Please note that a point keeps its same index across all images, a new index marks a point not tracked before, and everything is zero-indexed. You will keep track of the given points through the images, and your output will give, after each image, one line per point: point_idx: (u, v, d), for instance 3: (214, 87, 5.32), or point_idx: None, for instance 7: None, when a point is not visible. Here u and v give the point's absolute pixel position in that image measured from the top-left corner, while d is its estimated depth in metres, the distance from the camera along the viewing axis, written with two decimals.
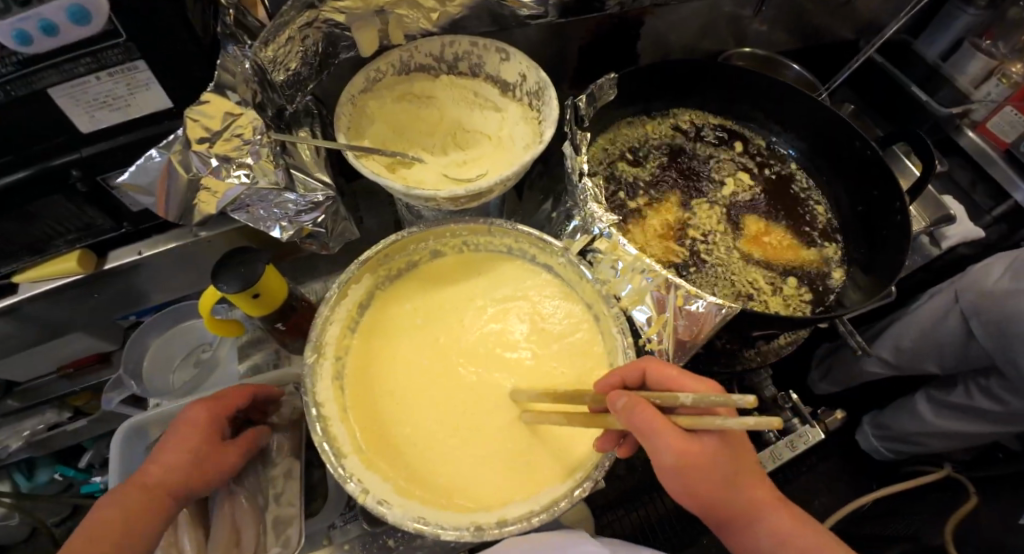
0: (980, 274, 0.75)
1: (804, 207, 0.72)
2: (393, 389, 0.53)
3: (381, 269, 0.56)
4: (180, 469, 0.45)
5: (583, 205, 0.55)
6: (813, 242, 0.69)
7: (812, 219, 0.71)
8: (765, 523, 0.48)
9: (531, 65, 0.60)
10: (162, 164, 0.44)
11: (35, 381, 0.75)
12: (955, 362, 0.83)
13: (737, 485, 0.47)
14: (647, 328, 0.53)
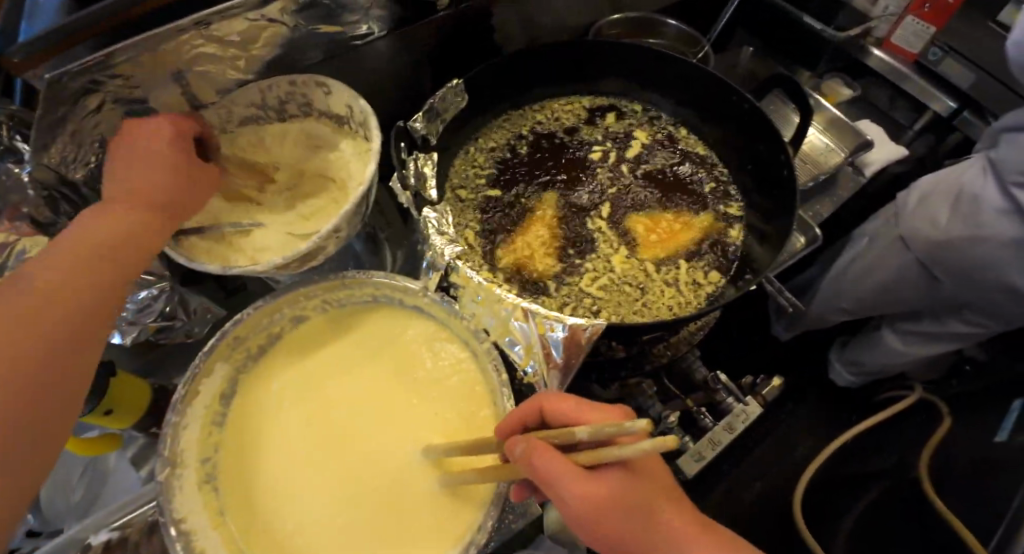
0: (922, 211, 0.68)
1: (696, 173, 0.68)
2: (271, 478, 0.50)
3: (236, 354, 0.52)
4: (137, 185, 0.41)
5: (427, 239, 0.51)
6: (710, 211, 0.65)
7: (705, 185, 0.67)
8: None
9: (350, 95, 0.55)
10: None
11: None
12: (919, 301, 0.78)
13: (647, 521, 0.40)
14: (522, 360, 0.49)
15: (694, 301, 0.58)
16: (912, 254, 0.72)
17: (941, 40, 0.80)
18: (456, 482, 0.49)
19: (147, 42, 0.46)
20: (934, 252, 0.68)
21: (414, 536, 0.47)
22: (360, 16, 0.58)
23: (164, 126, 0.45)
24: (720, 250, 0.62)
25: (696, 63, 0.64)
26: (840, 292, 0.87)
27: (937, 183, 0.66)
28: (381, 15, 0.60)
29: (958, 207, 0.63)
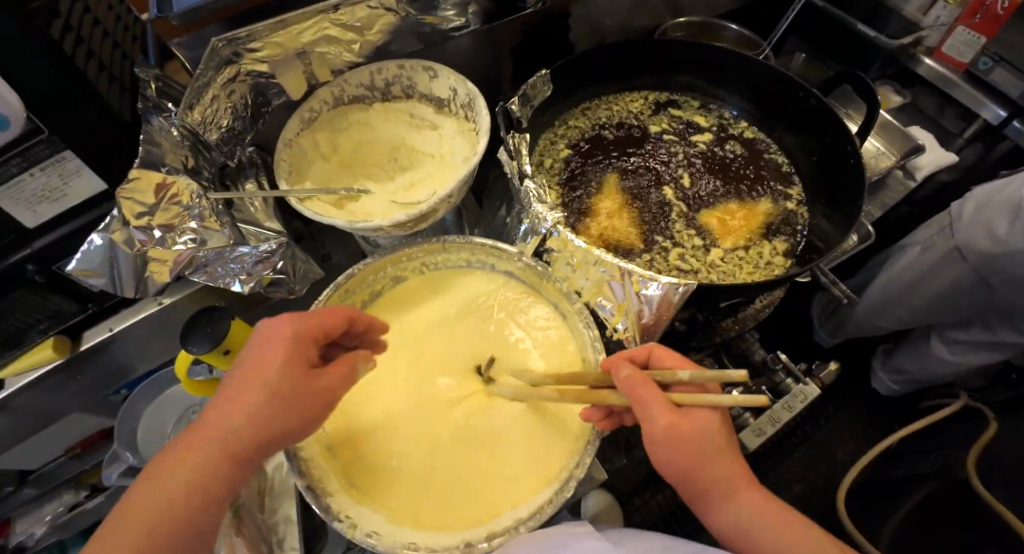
0: (981, 219, 0.69)
1: (760, 163, 0.72)
2: (372, 419, 0.53)
3: (345, 306, 0.57)
4: (261, 393, 0.37)
5: (528, 207, 0.55)
6: (775, 197, 0.69)
7: (769, 173, 0.71)
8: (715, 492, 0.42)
9: (457, 78, 0.60)
10: (105, 246, 0.45)
11: (45, 467, 0.78)
12: (973, 307, 0.79)
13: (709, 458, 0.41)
14: (613, 319, 0.54)
15: (766, 277, 0.62)
16: (968, 264, 0.73)
17: (991, 49, 0.82)
18: (547, 427, 0.53)
19: (286, 21, 0.52)
20: (990, 261, 0.69)
21: (508, 477, 0.50)
22: (457, 11, 0.64)
23: (282, 342, 0.39)
24: (783, 236, 0.66)
25: (763, 60, 0.69)
26: (895, 295, 0.88)
27: (998, 194, 0.67)
28: (477, 9, 0.65)
29: (1016, 220, 0.63)
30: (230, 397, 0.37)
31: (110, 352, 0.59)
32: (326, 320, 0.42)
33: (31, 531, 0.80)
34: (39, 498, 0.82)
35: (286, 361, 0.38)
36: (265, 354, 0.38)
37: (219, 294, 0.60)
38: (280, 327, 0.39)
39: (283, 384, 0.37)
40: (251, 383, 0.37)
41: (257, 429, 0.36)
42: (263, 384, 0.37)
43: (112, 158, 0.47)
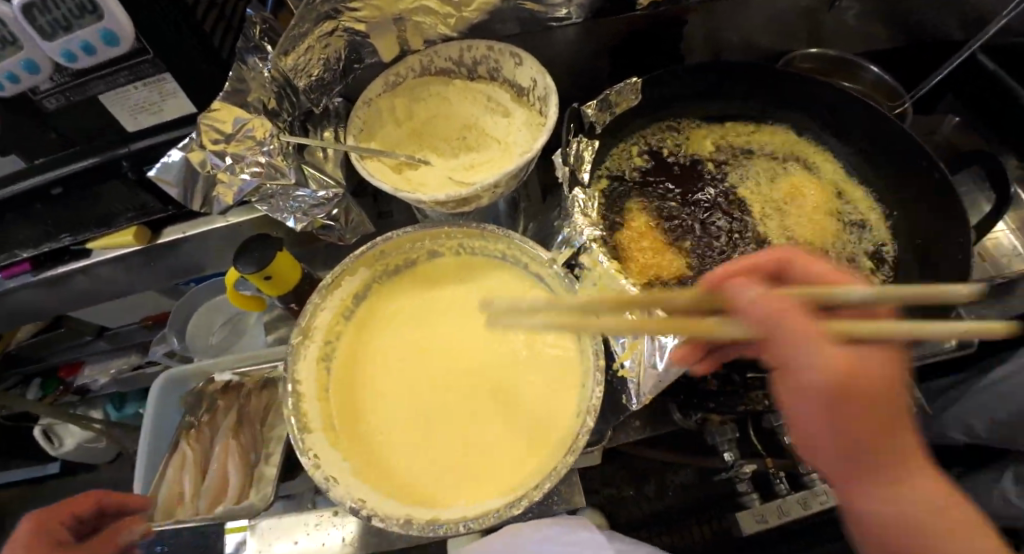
0: None
1: (855, 227, 0.62)
2: (370, 375, 0.57)
3: (378, 265, 0.59)
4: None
5: (571, 216, 0.54)
6: (859, 269, 0.59)
7: (862, 241, 0.61)
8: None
9: (539, 70, 0.59)
10: (182, 163, 0.50)
11: (123, 327, 0.93)
12: None
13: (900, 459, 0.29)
14: (621, 353, 0.52)
15: None
16: None
17: None
18: (523, 435, 0.52)
19: None
20: None
21: (470, 474, 0.51)
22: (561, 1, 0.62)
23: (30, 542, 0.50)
24: None
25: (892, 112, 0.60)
26: None
27: None
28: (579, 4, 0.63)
29: None
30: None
31: (181, 249, 0.68)
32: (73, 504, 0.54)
33: (97, 378, 0.97)
34: (110, 352, 0.97)
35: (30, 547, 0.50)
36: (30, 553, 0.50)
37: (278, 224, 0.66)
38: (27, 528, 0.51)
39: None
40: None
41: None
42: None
43: (206, 85, 0.52)
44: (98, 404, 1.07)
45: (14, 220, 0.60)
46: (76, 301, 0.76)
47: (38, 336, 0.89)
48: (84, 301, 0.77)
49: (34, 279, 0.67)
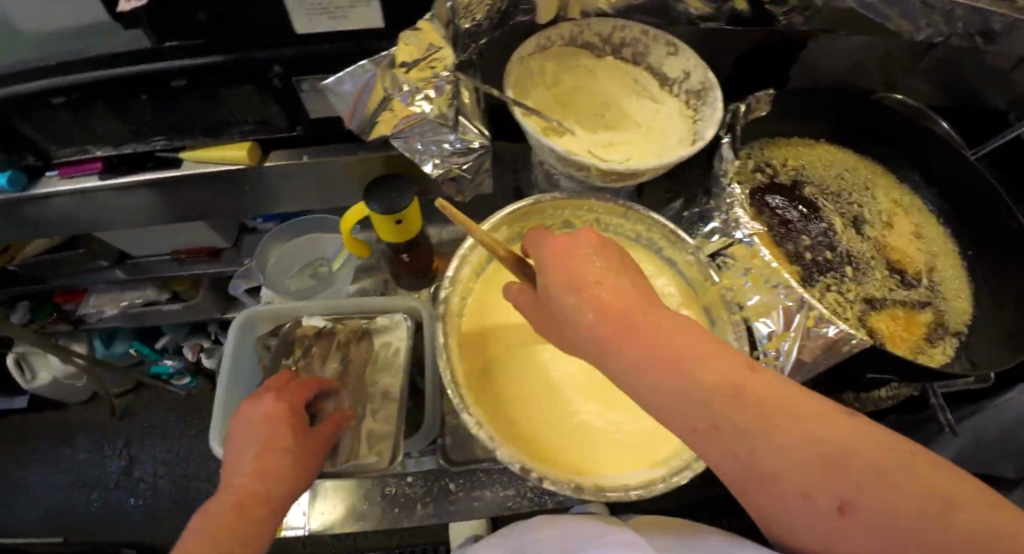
0: None
1: (937, 257, 0.69)
2: (502, 338, 0.54)
3: (518, 227, 0.59)
4: (254, 468, 0.42)
5: (729, 208, 0.56)
6: (943, 294, 0.66)
7: (943, 269, 0.68)
8: (865, 462, 0.28)
9: (699, 64, 0.60)
10: (368, 78, 0.46)
11: (151, 258, 0.88)
12: None
13: (639, 334, 0.35)
14: (766, 341, 0.54)
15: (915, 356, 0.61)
16: None
17: None
18: None
19: None
20: None
21: (617, 443, 0.50)
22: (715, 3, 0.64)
23: (271, 411, 0.46)
24: (943, 335, 0.63)
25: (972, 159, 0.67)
26: None
27: None
28: (728, 9, 0.65)
29: None
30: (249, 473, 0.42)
31: (279, 177, 0.62)
32: (301, 391, 0.50)
33: (102, 308, 0.92)
34: (124, 283, 0.91)
35: (277, 422, 0.45)
36: (262, 420, 0.45)
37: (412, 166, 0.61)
38: (269, 402, 0.47)
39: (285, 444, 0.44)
40: (279, 445, 0.44)
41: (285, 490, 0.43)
42: (274, 452, 0.43)
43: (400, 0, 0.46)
44: (86, 337, 1.04)
45: (103, 108, 0.53)
46: (126, 220, 0.71)
47: (48, 254, 0.82)
48: (134, 221, 0.71)
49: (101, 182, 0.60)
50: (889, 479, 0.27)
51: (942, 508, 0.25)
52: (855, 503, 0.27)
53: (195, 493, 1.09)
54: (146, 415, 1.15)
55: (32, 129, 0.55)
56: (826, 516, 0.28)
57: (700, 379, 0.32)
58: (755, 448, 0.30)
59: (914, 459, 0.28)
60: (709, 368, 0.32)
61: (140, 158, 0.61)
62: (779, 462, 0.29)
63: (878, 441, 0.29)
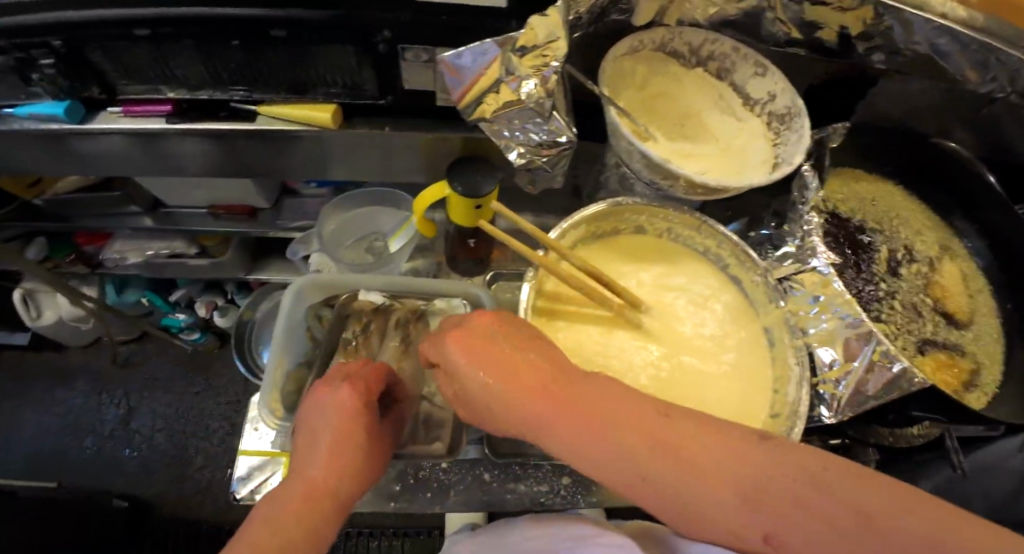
0: None
1: (978, 307, 0.71)
2: (570, 340, 0.55)
3: (595, 226, 0.59)
4: (330, 467, 0.43)
5: (805, 235, 0.57)
6: (978, 341, 0.69)
7: (982, 317, 0.70)
8: (779, 492, 0.32)
9: (787, 88, 0.60)
10: (489, 59, 0.46)
11: (185, 209, 0.85)
12: None
13: (554, 405, 0.38)
14: (829, 369, 0.55)
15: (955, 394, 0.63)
16: None
17: None
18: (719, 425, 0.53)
19: None
20: None
21: None
22: (804, 30, 0.64)
23: (347, 406, 0.45)
24: (977, 379, 0.66)
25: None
26: None
27: None
28: (815, 36, 0.65)
29: None
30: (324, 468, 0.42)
31: (352, 145, 0.61)
32: (375, 382, 0.49)
33: (125, 255, 0.88)
34: (151, 232, 0.88)
35: (352, 419, 0.45)
36: (338, 413, 0.45)
37: (496, 150, 0.61)
38: (349, 394, 0.45)
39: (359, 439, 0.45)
40: (352, 441, 0.44)
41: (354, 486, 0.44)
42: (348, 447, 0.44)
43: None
44: (98, 282, 1.01)
45: (186, 48, 0.50)
46: (176, 170, 0.68)
47: (78, 192, 0.80)
48: (184, 172, 0.68)
49: (167, 127, 0.58)
50: (795, 499, 0.31)
51: (826, 506, 0.30)
52: (780, 533, 0.31)
53: (193, 450, 1.09)
54: (147, 369, 1.15)
55: (104, 61, 0.52)
56: (757, 543, 0.33)
57: (618, 442, 0.36)
58: (684, 495, 0.34)
59: (825, 475, 0.32)
60: (619, 430, 0.36)
61: (211, 106, 0.58)
62: (701, 502, 0.34)
63: (784, 462, 0.33)
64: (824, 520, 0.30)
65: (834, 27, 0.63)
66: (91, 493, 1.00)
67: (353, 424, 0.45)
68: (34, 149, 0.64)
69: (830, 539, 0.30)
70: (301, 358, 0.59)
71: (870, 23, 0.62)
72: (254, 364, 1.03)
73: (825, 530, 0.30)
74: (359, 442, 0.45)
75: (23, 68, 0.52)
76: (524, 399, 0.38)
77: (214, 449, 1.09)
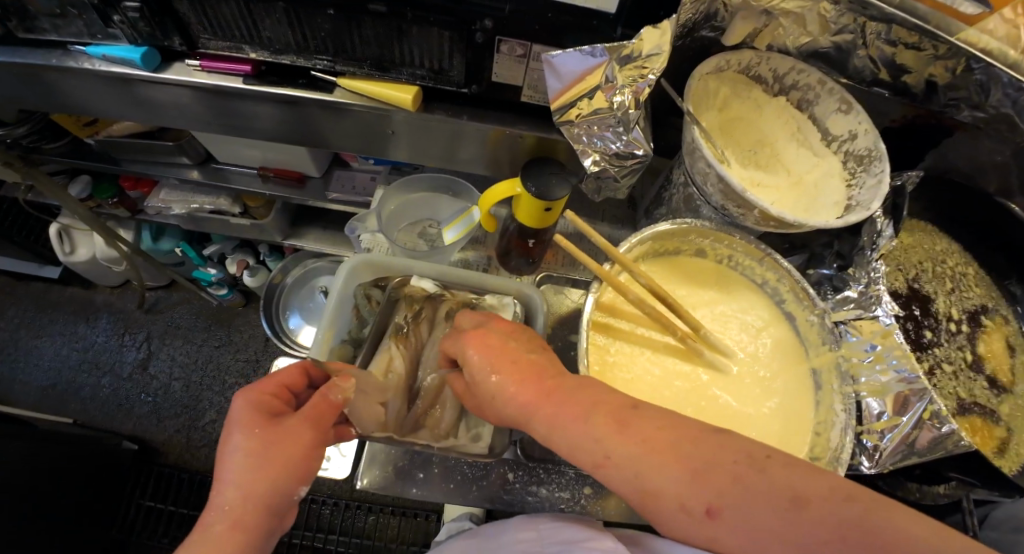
0: None
1: None
2: (625, 353, 0.55)
3: (659, 244, 0.59)
4: (240, 483, 0.37)
5: (872, 283, 0.57)
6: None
7: None
8: (727, 469, 0.34)
9: (871, 129, 0.58)
10: (593, 65, 0.45)
11: (235, 167, 0.84)
12: None
13: (539, 389, 0.42)
14: (876, 420, 0.54)
15: (996, 459, 0.61)
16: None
17: None
18: None
19: None
20: None
21: None
22: (893, 73, 0.62)
23: (243, 411, 0.40)
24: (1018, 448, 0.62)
25: None
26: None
27: None
28: (902, 80, 0.63)
29: None
30: (231, 489, 0.37)
31: (423, 127, 0.60)
32: (280, 373, 0.44)
33: (169, 205, 0.88)
34: (197, 185, 0.88)
35: (247, 421, 0.39)
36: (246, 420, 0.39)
37: (566, 152, 0.60)
38: (239, 400, 0.40)
39: (266, 441, 0.39)
40: (256, 448, 0.38)
41: (278, 495, 0.38)
42: (256, 456, 0.38)
43: None
44: (135, 226, 1.00)
45: (276, 11, 0.49)
46: (240, 129, 0.67)
47: (131, 137, 0.78)
48: (248, 132, 0.68)
49: (244, 88, 0.57)
50: (739, 479, 0.33)
51: (767, 495, 0.32)
52: (724, 509, 0.33)
53: (205, 403, 1.09)
54: (171, 315, 1.16)
55: (189, 11, 0.51)
56: (700, 520, 0.34)
57: (586, 419, 0.39)
58: (644, 473, 0.35)
59: (769, 462, 0.34)
60: (596, 412, 0.39)
61: (293, 73, 0.58)
62: (659, 482, 0.35)
63: (736, 446, 0.35)
64: (764, 498, 0.32)
65: (921, 73, 0.61)
66: (101, 433, 1.00)
67: (256, 426, 0.39)
68: (101, 90, 0.63)
69: (768, 517, 0.32)
70: (347, 335, 0.59)
71: (958, 74, 0.59)
72: (280, 328, 1.05)
73: (761, 510, 0.32)
74: (272, 439, 0.39)
75: (104, 9, 0.51)
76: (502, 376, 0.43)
77: (227, 405, 1.10)
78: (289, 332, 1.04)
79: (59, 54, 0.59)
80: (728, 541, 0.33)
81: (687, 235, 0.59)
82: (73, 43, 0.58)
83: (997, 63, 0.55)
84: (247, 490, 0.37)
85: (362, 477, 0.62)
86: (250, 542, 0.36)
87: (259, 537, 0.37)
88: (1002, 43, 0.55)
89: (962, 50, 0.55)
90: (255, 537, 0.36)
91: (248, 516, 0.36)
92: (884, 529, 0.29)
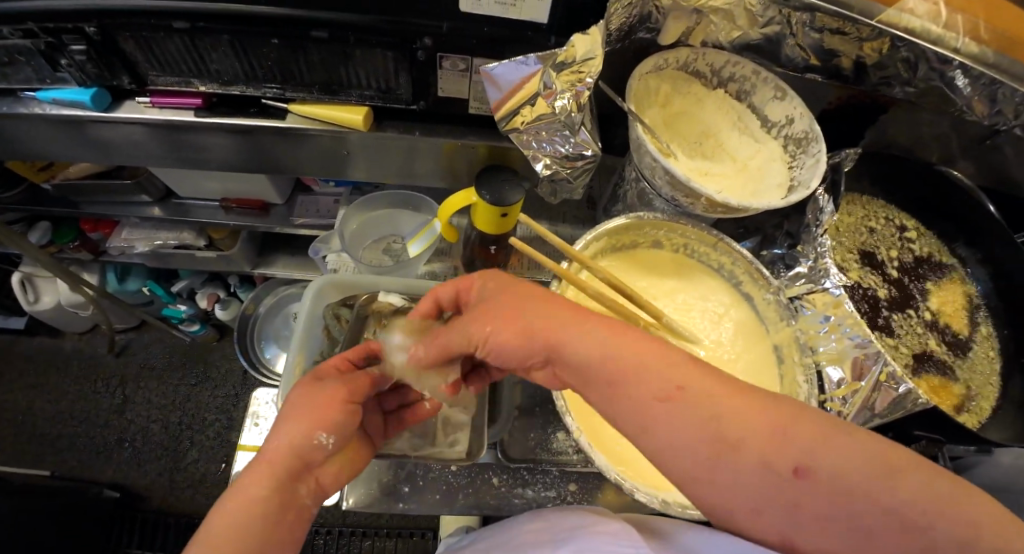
0: None
1: (977, 332, 0.71)
2: None
3: (613, 239, 0.61)
4: (280, 428, 0.41)
5: (819, 257, 0.59)
6: (976, 363, 0.68)
7: (981, 342, 0.70)
8: (822, 452, 0.32)
9: (806, 113, 0.61)
10: (529, 72, 0.47)
11: (197, 201, 0.84)
12: None
13: (585, 338, 0.38)
14: (836, 388, 0.56)
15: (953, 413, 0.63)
16: None
17: None
18: None
19: None
20: None
21: None
22: (823, 60, 0.65)
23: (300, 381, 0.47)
24: (974, 401, 0.65)
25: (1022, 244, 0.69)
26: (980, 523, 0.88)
27: None
28: (833, 63, 0.66)
29: None
30: (280, 430, 0.41)
31: (378, 145, 0.61)
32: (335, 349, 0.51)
33: (131, 244, 0.87)
34: (159, 221, 0.87)
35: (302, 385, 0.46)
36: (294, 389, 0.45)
37: (520, 159, 0.62)
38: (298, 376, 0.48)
39: (306, 394, 0.44)
40: (307, 405, 0.43)
41: (311, 437, 0.41)
42: (297, 403, 0.43)
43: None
44: (99, 269, 0.99)
45: (220, 43, 0.50)
46: (196, 162, 0.67)
47: (89, 178, 0.78)
48: (203, 165, 0.68)
49: (196, 120, 0.58)
50: (822, 442, 0.32)
51: (888, 499, 0.30)
52: (814, 467, 0.31)
53: (187, 442, 1.07)
54: (145, 355, 1.14)
55: (137, 51, 0.52)
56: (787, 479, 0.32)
57: (655, 353, 0.37)
58: (720, 415, 0.34)
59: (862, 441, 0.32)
60: (661, 364, 0.36)
61: (243, 102, 0.59)
62: (734, 425, 0.33)
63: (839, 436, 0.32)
64: (845, 466, 0.31)
65: (850, 55, 0.64)
66: (80, 483, 0.98)
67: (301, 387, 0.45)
68: (52, 133, 0.63)
69: (857, 483, 0.30)
70: (318, 357, 0.60)
71: (885, 54, 0.62)
72: (257, 358, 1.04)
73: (852, 481, 0.30)
74: (307, 394, 0.44)
75: (51, 54, 0.51)
76: (543, 296, 0.42)
77: (209, 442, 1.08)
78: (266, 362, 1.04)
79: (10, 101, 0.59)
80: (812, 505, 0.31)
81: (642, 227, 0.61)
82: (23, 90, 0.58)
83: (920, 39, 0.58)
84: (295, 427, 0.41)
85: (349, 496, 0.62)
86: (277, 486, 0.38)
87: (289, 485, 0.39)
88: (924, 19, 0.59)
89: (884, 30, 0.58)
90: (285, 483, 0.38)
91: (285, 456, 0.39)
92: (948, 504, 0.29)
